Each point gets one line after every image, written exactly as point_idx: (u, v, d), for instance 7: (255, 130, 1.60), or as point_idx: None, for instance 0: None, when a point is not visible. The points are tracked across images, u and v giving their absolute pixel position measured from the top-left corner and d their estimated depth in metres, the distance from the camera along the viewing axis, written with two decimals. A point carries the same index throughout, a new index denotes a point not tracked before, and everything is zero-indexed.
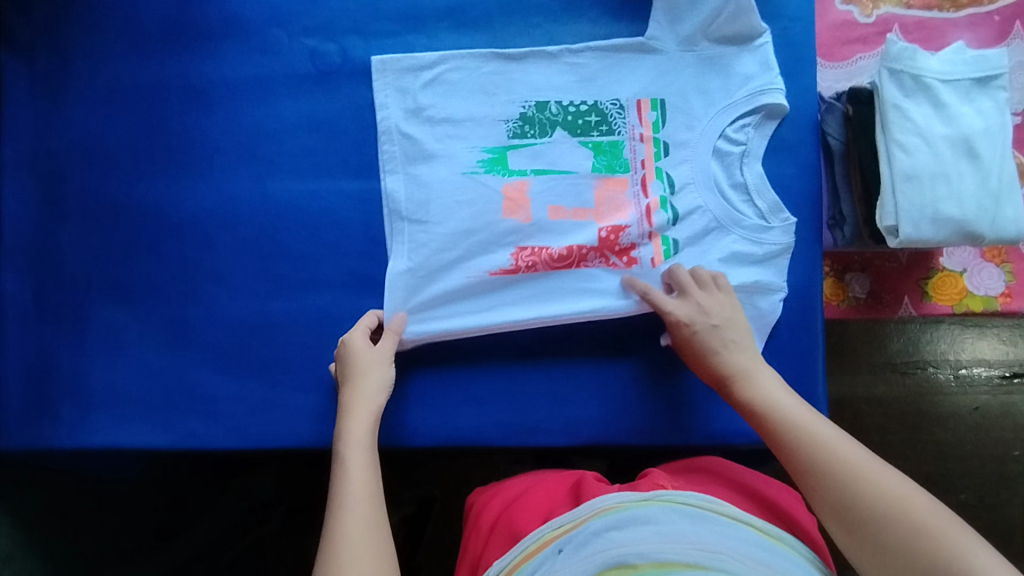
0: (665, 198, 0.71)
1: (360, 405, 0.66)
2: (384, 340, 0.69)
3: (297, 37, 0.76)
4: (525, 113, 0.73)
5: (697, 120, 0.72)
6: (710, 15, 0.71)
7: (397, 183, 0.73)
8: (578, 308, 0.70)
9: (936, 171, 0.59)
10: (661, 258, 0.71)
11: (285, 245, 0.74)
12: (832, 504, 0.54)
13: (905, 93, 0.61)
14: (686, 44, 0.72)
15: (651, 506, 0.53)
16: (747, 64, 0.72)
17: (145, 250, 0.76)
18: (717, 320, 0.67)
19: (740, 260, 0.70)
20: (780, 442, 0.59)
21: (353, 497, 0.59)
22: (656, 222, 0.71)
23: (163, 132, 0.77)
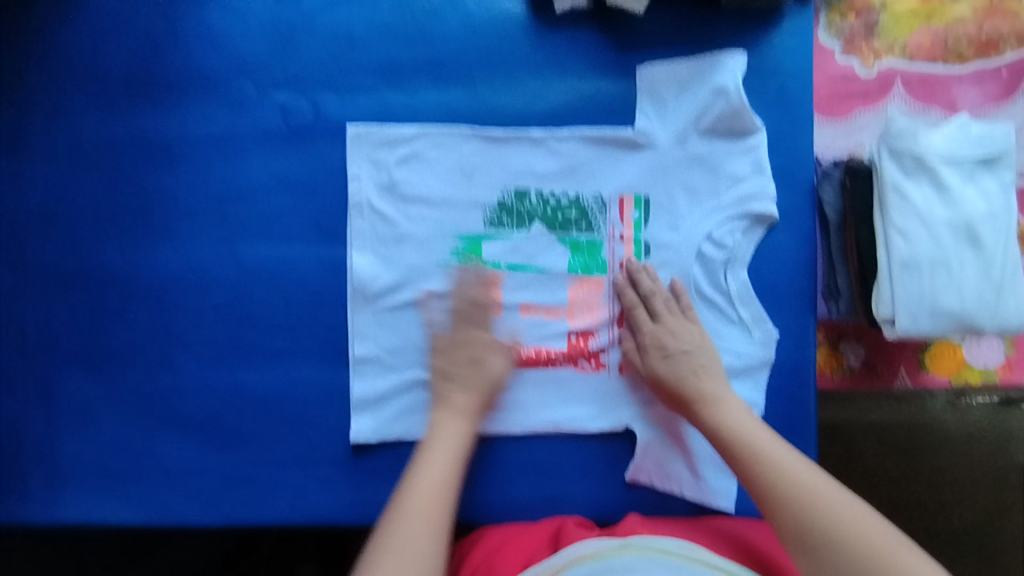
0: None
1: (461, 410, 0.67)
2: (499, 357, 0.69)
3: (266, 92, 0.70)
4: (503, 201, 0.71)
5: (683, 221, 0.70)
6: (703, 111, 0.68)
7: (365, 262, 0.70)
8: (554, 415, 0.70)
9: (937, 260, 0.56)
10: (629, 365, 0.71)
11: (258, 313, 0.71)
12: (794, 529, 0.58)
13: (906, 173, 0.57)
14: (676, 139, 0.69)
15: (629, 556, 0.59)
16: (739, 165, 0.69)
17: (112, 317, 0.72)
18: (688, 346, 0.68)
19: None
20: (745, 469, 0.62)
21: (425, 486, 0.63)
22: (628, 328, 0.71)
23: (125, 191, 0.71)
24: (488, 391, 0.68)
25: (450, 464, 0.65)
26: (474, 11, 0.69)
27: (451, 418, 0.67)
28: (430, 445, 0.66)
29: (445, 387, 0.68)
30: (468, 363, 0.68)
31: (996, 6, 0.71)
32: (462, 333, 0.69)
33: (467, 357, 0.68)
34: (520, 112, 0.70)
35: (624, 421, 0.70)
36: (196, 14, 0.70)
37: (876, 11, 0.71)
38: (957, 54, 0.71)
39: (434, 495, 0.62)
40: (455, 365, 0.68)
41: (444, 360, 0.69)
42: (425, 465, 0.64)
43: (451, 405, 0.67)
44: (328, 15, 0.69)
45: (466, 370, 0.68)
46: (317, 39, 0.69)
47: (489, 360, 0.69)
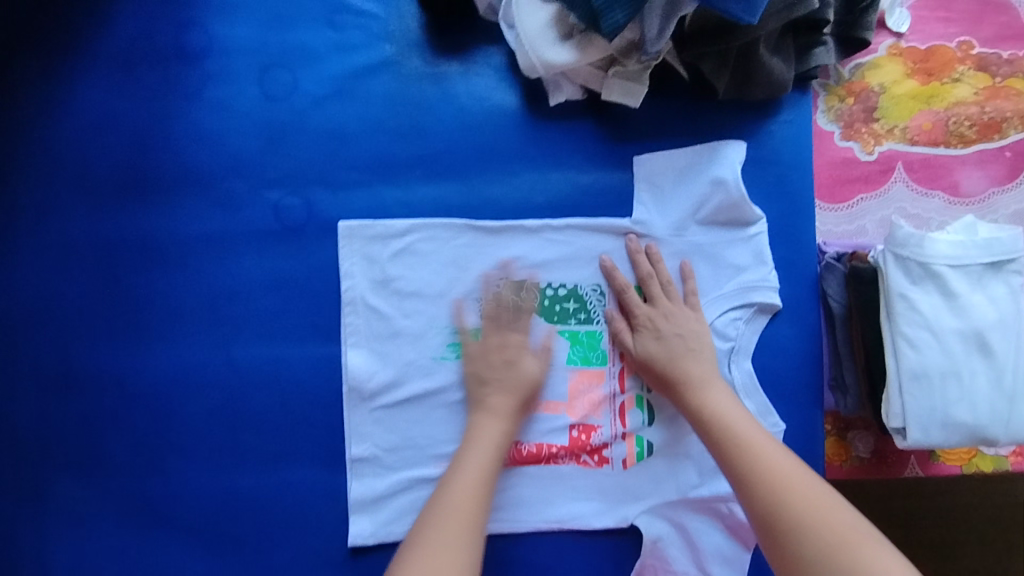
0: (642, 395, 0.69)
1: (497, 411, 0.65)
2: (535, 359, 0.67)
3: (258, 190, 0.69)
4: (499, 294, 0.68)
5: None
6: (701, 201, 0.67)
7: (361, 360, 0.68)
8: (557, 512, 0.69)
9: (947, 370, 0.55)
10: (633, 460, 0.69)
11: (254, 414, 0.69)
12: (761, 513, 0.55)
13: (912, 280, 0.56)
14: (675, 228, 0.67)
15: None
16: (740, 253, 0.67)
17: (103, 421, 0.70)
18: (682, 329, 0.65)
19: None
20: (722, 452, 0.60)
21: (465, 481, 0.61)
22: (630, 422, 0.69)
23: (116, 293, 0.69)
24: (530, 391, 0.66)
25: (491, 458, 0.63)
26: (467, 104, 0.69)
27: (487, 417, 0.65)
28: (471, 444, 0.64)
29: (481, 392, 0.66)
30: (503, 367, 0.66)
31: (999, 87, 0.70)
32: (491, 339, 0.67)
33: (498, 361, 0.66)
34: (516, 205, 0.69)
35: (629, 518, 0.68)
36: (185, 112, 0.69)
37: (876, 94, 0.70)
38: (960, 136, 0.69)
39: (472, 493, 0.61)
40: (489, 369, 0.66)
41: (477, 363, 0.67)
42: (466, 459, 0.63)
43: (487, 407, 0.65)
44: (317, 111, 0.69)
45: (501, 372, 0.66)
46: (308, 136, 0.69)
47: (523, 360, 0.67)
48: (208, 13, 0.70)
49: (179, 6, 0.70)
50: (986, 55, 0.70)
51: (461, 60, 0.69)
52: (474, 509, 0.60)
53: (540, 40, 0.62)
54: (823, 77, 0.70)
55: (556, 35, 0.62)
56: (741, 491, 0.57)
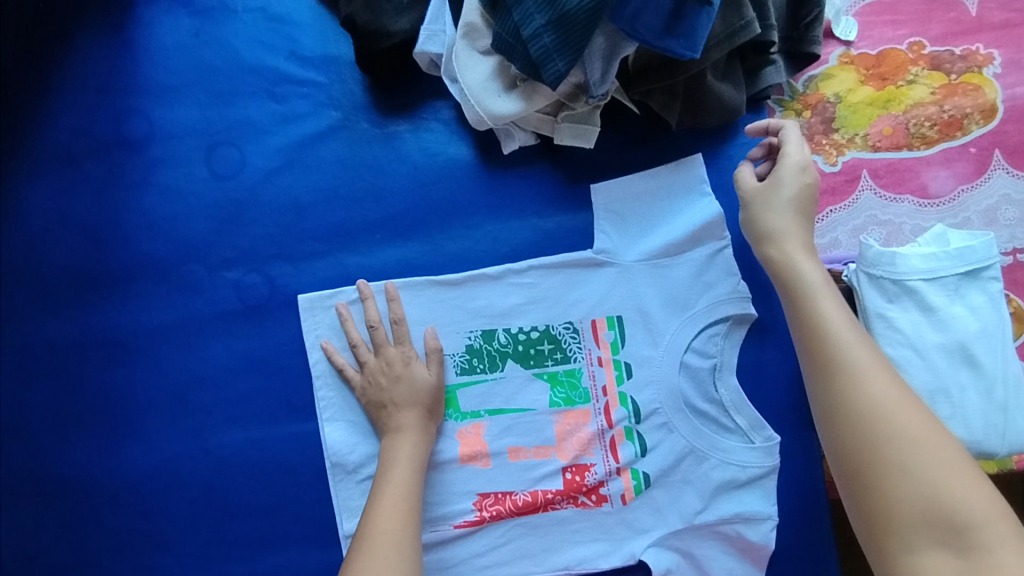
0: (630, 427, 0.66)
1: (405, 429, 0.63)
2: (432, 364, 0.65)
3: (217, 272, 0.68)
4: (472, 345, 0.67)
5: (662, 334, 0.66)
6: (670, 225, 0.66)
7: (339, 432, 0.67)
8: (563, 558, 0.66)
9: (935, 388, 0.53)
10: (632, 494, 0.66)
11: (236, 501, 0.67)
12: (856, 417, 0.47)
13: (888, 299, 0.55)
14: (640, 254, 0.66)
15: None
16: (709, 270, 0.66)
17: (82, 526, 0.68)
18: (803, 180, 0.58)
19: (723, 489, 0.65)
20: (812, 347, 0.51)
21: (386, 502, 0.59)
22: (623, 456, 0.66)
23: (85, 393, 0.68)
24: (433, 399, 0.64)
25: (408, 477, 0.61)
26: (420, 161, 0.68)
27: (396, 437, 0.63)
28: (387, 465, 0.62)
29: (382, 412, 0.64)
30: (390, 382, 0.64)
31: (956, 83, 0.69)
32: (374, 363, 0.65)
33: (386, 379, 0.64)
34: (480, 257, 0.67)
35: (637, 554, 0.65)
36: (138, 202, 0.69)
37: (832, 104, 0.69)
38: (922, 137, 0.68)
39: (399, 513, 0.58)
40: (378, 389, 0.65)
41: (369, 390, 0.65)
42: (386, 482, 0.60)
43: (395, 425, 0.63)
44: (268, 185, 0.68)
45: (390, 389, 0.64)
46: (262, 211, 0.68)
47: (413, 367, 0.65)
48: (150, 101, 0.70)
49: (121, 97, 0.70)
50: (939, 53, 0.69)
51: (409, 119, 0.68)
52: (400, 529, 0.57)
53: (485, 93, 0.61)
54: (778, 93, 0.69)
55: (501, 86, 0.61)
56: (840, 391, 0.48)
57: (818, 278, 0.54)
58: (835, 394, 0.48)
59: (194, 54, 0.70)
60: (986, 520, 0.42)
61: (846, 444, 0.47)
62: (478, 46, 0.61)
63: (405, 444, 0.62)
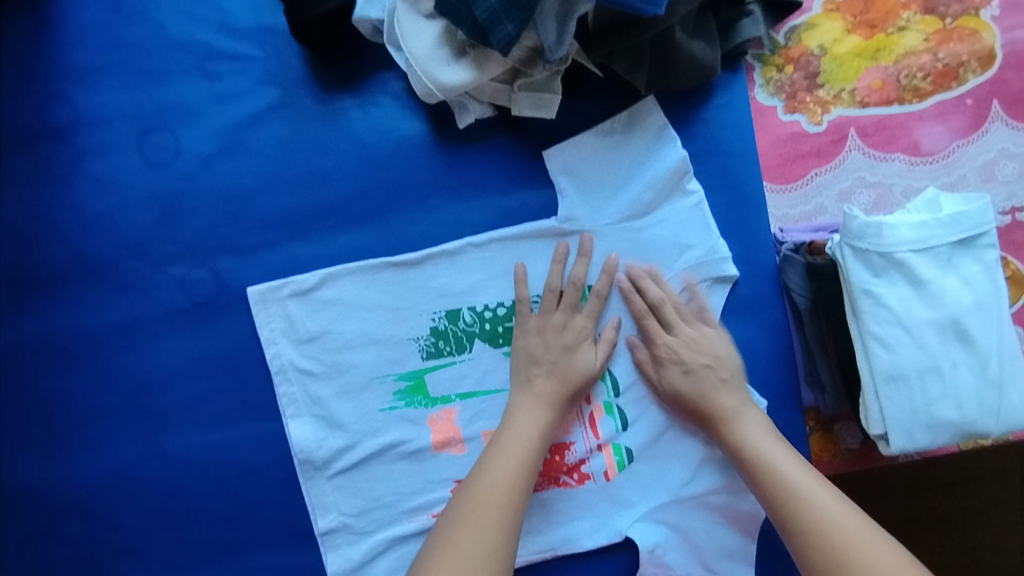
0: (610, 401, 0.63)
1: (529, 395, 0.60)
2: (600, 348, 0.61)
3: (161, 269, 0.64)
4: (436, 327, 0.63)
5: (636, 304, 0.63)
6: (646, 178, 0.61)
7: (303, 427, 0.64)
8: (548, 540, 0.63)
9: (925, 366, 0.49)
10: (615, 470, 0.63)
11: (199, 506, 0.64)
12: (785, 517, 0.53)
13: (876, 274, 0.50)
14: (609, 217, 0.62)
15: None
16: (687, 231, 0.61)
17: (43, 538, 0.65)
18: (706, 358, 0.60)
19: (711, 458, 0.62)
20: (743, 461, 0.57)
21: (497, 463, 0.56)
22: (603, 432, 0.63)
23: (33, 402, 0.65)
24: (584, 382, 0.60)
25: (527, 448, 0.57)
26: (369, 140, 0.63)
27: (533, 404, 0.60)
28: (506, 425, 0.59)
29: (531, 370, 0.61)
30: (560, 349, 0.60)
31: (951, 28, 0.63)
32: (556, 313, 0.61)
33: (555, 343, 0.61)
34: (440, 241, 0.63)
35: (623, 530, 0.63)
36: (69, 198, 0.64)
37: (816, 57, 0.64)
38: (914, 90, 0.63)
39: (509, 484, 0.55)
40: (543, 348, 0.61)
41: (531, 340, 0.61)
42: (495, 451, 0.57)
43: (534, 391, 0.60)
44: (207, 172, 0.63)
45: (555, 354, 0.60)
46: (201, 201, 0.63)
47: (581, 348, 0.61)
48: (72, 85, 0.64)
49: (42, 83, 0.64)
50: None
51: (355, 93, 0.63)
52: (509, 500, 0.55)
53: (432, 62, 0.56)
54: (756, 47, 0.64)
55: (449, 54, 0.56)
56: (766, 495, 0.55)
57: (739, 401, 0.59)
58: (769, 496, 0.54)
59: (117, 32, 0.64)
60: None
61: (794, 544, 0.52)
62: (422, 9, 0.55)
63: (528, 419, 0.59)
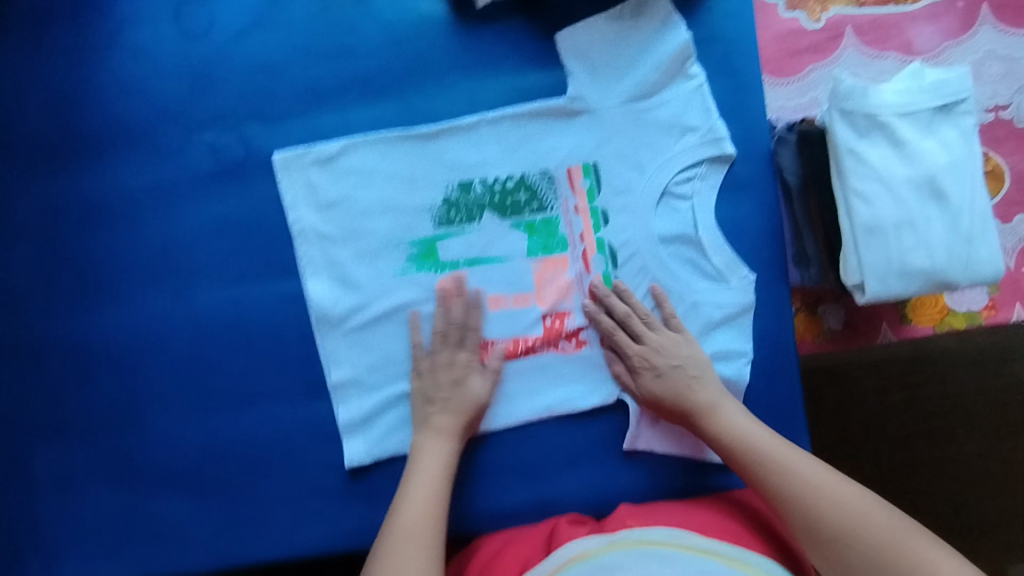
0: (608, 273, 0.68)
1: (427, 439, 0.66)
2: (484, 381, 0.67)
3: (191, 134, 0.68)
4: (449, 197, 0.68)
5: (637, 181, 0.67)
6: (651, 61, 0.65)
7: (321, 286, 0.69)
8: (544, 401, 0.69)
9: (901, 219, 0.54)
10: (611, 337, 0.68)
11: (221, 357, 0.70)
12: (772, 496, 0.59)
13: (860, 134, 0.54)
14: (615, 97, 0.66)
15: (614, 552, 0.58)
16: (689, 113, 0.66)
17: (76, 383, 0.71)
18: (677, 359, 0.65)
19: (701, 330, 0.67)
20: (726, 451, 0.63)
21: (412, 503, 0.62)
22: (601, 302, 0.68)
23: (66, 257, 0.70)
24: (479, 409, 0.67)
25: (437, 483, 0.64)
26: (392, 19, 0.67)
27: (433, 440, 0.66)
28: (415, 469, 0.65)
29: (427, 409, 0.67)
30: (450, 384, 0.67)
31: None
32: (441, 352, 0.68)
33: (446, 378, 0.67)
34: (455, 116, 0.67)
35: (616, 392, 0.68)
36: (109, 65, 0.69)
37: None
38: None
39: (425, 518, 0.61)
40: (436, 387, 0.67)
41: (425, 380, 0.67)
42: (410, 489, 0.63)
43: (434, 426, 0.66)
44: (240, 44, 0.68)
45: (447, 391, 0.66)
46: (232, 71, 0.68)
47: (469, 380, 0.67)
48: None
49: None
50: None
51: None
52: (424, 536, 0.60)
53: None
54: None
55: None
56: (752, 476, 0.61)
57: (713, 393, 0.64)
58: (754, 475, 0.61)
59: None
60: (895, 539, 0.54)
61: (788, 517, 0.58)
62: None
63: (433, 455, 0.65)
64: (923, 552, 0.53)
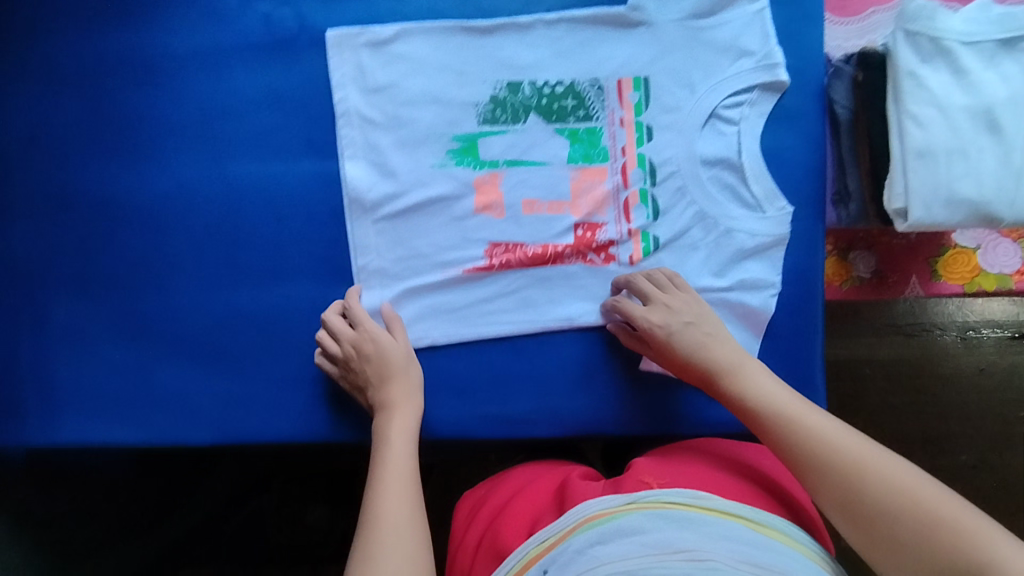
0: (646, 190, 0.67)
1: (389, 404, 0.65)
2: (398, 338, 0.67)
3: (248, 4, 0.69)
4: (496, 96, 0.68)
5: (685, 101, 0.66)
6: None
7: (358, 170, 0.69)
8: (566, 311, 0.69)
9: (953, 146, 0.54)
10: (640, 255, 0.68)
11: (249, 231, 0.70)
12: (800, 463, 0.55)
13: (922, 58, 0.54)
14: (674, 12, 0.66)
15: (634, 513, 0.53)
16: (746, 37, 0.65)
17: (101, 239, 0.71)
18: (691, 316, 0.64)
19: (732, 259, 0.67)
20: (751, 417, 0.59)
21: (390, 469, 0.60)
22: (635, 218, 0.67)
23: (109, 113, 0.70)
24: (406, 364, 0.66)
25: (407, 449, 0.62)
26: None
27: (383, 417, 0.64)
28: (382, 439, 0.63)
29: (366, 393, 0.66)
30: (366, 363, 0.65)
31: None
32: (355, 340, 0.65)
33: (360, 363, 0.65)
34: (511, 15, 0.68)
35: None
36: None
37: None
38: None
39: (401, 482, 0.59)
40: (359, 376, 0.65)
41: (349, 378, 0.66)
42: (387, 458, 0.61)
43: (382, 399, 0.65)
44: None
45: (366, 372, 0.65)
46: None
47: (374, 347, 0.65)
48: None
49: None
50: None
51: None
52: (403, 503, 0.57)
53: None
54: None
55: None
56: (779, 440, 0.57)
57: (734, 358, 0.62)
58: (778, 439, 0.57)
59: None
60: (949, 517, 0.47)
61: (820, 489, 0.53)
62: None
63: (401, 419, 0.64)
64: (983, 534, 0.45)
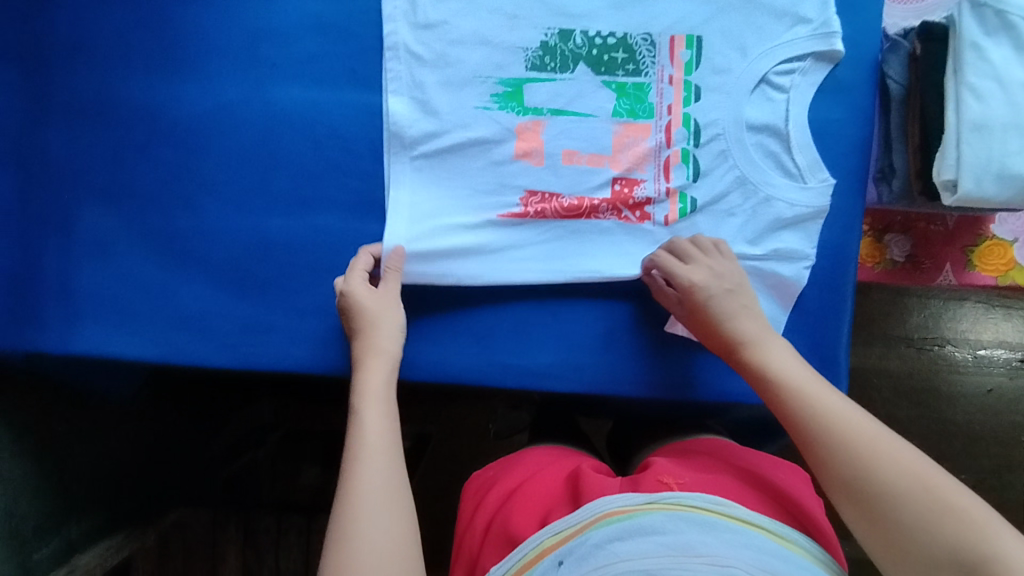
0: (688, 150, 0.67)
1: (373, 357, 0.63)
2: (387, 282, 0.65)
3: None
4: (546, 42, 0.67)
5: (737, 63, 0.66)
6: None
7: (400, 105, 0.68)
8: (595, 266, 0.68)
9: (1010, 121, 0.54)
10: (677, 216, 0.67)
11: (286, 156, 0.69)
12: (811, 440, 0.54)
13: (986, 31, 0.55)
14: None
15: (655, 513, 0.51)
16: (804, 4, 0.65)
17: (135, 151, 0.70)
18: (729, 283, 0.63)
19: (768, 228, 0.66)
20: (767, 390, 0.58)
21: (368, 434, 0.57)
22: (675, 178, 0.67)
23: (156, 25, 0.70)
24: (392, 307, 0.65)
25: (382, 408, 0.60)
26: None
27: (365, 372, 0.62)
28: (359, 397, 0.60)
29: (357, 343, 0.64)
30: (360, 310, 0.63)
31: None
32: (354, 290, 0.64)
33: (355, 310, 0.64)
34: None
35: None
36: None
37: None
38: None
39: (382, 446, 0.56)
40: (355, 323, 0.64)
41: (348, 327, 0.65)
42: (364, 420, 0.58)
43: (371, 343, 0.63)
44: None
45: (359, 320, 0.63)
46: None
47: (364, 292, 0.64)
48: None
49: None
50: None
51: None
52: (383, 469, 0.55)
53: None
54: None
55: None
56: (792, 416, 0.55)
57: (757, 331, 0.61)
58: (792, 414, 0.55)
59: None
60: (958, 508, 0.45)
61: (826, 469, 0.52)
62: None
63: (375, 376, 0.61)
64: (993, 532, 0.44)
